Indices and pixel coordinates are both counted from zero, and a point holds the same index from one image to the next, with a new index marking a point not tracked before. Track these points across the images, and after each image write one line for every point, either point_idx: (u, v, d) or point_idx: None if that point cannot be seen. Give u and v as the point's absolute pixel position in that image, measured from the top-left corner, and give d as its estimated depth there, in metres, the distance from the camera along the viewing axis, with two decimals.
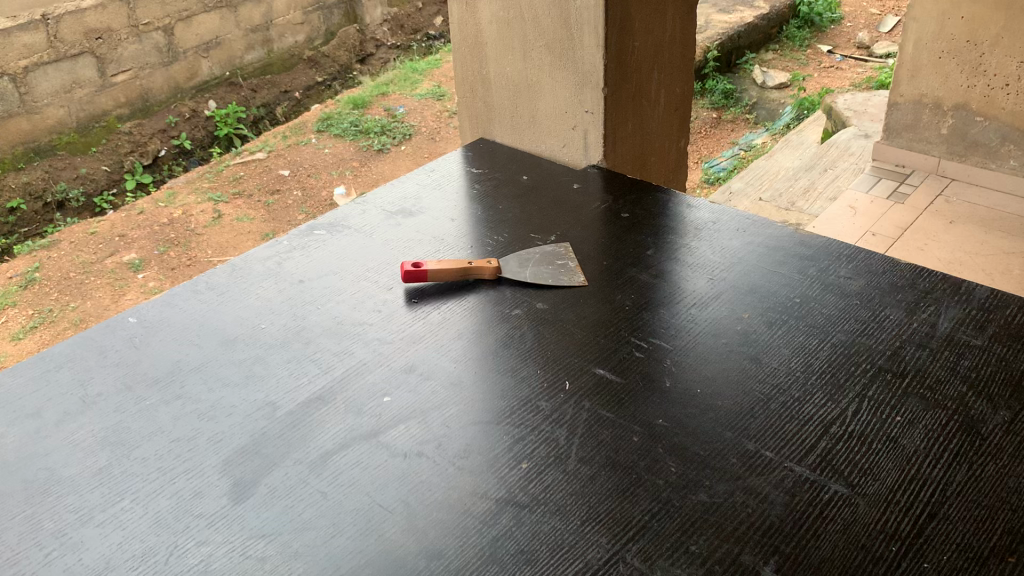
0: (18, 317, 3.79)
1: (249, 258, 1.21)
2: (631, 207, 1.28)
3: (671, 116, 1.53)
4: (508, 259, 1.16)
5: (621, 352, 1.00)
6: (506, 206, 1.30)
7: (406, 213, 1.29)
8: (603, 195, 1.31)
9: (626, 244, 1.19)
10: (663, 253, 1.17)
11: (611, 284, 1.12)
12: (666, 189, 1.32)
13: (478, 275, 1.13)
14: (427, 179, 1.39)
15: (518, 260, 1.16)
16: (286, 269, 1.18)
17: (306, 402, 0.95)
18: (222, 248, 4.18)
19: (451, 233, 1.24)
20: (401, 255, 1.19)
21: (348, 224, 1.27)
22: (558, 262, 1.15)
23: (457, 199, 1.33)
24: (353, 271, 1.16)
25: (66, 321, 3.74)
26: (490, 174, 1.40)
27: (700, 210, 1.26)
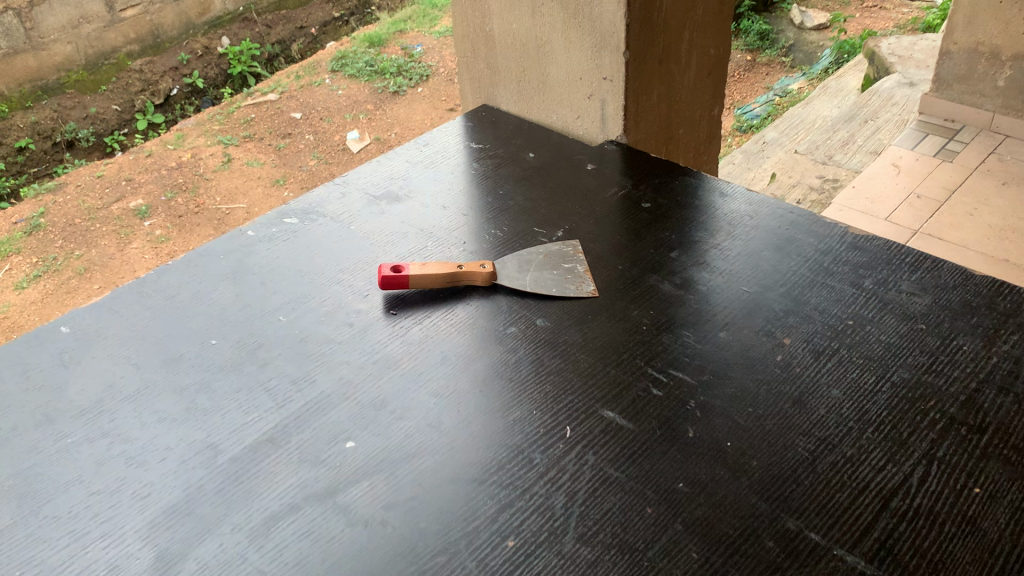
0: (23, 265, 3.67)
1: (207, 251, 1.04)
2: (653, 195, 1.09)
3: (704, 81, 1.33)
4: (504, 262, 0.98)
5: (634, 387, 0.83)
6: (508, 192, 1.12)
7: (392, 199, 1.12)
8: (621, 178, 1.13)
9: (646, 244, 1.01)
10: (688, 255, 0.99)
11: (627, 294, 0.94)
12: (695, 173, 1.13)
13: (464, 281, 0.96)
14: (420, 155, 1.21)
15: (518, 262, 0.98)
16: (248, 267, 1.01)
17: (254, 446, 0.79)
18: (231, 194, 4.02)
19: (442, 225, 1.07)
20: (382, 253, 1.02)
21: (325, 210, 1.10)
22: (566, 267, 0.97)
23: (451, 182, 1.15)
24: (325, 272, 0.99)
25: (70, 270, 3.60)
26: (492, 151, 1.21)
27: (734, 201, 1.07)
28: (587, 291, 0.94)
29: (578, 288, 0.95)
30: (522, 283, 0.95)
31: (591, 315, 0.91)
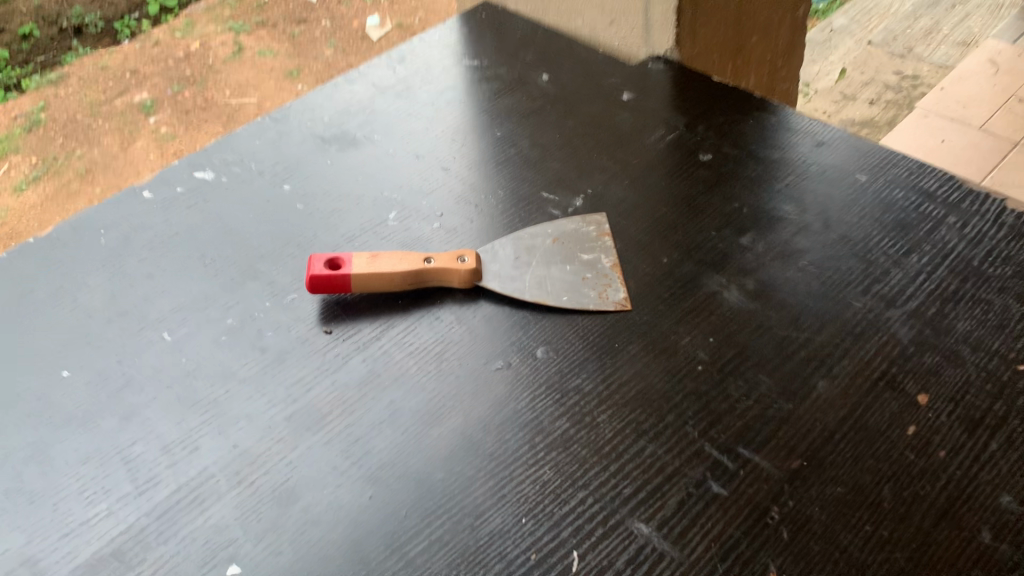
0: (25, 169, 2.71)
1: (83, 225, 0.75)
2: (715, 142, 0.76)
3: None
4: (493, 250, 0.67)
5: (681, 480, 0.53)
6: (508, 135, 0.80)
7: (346, 145, 0.80)
8: (669, 115, 0.79)
9: (704, 223, 0.69)
10: (766, 242, 0.67)
11: (675, 306, 0.63)
12: (775, 110, 0.79)
13: (432, 282, 0.65)
14: (392, 79, 0.88)
15: (517, 251, 0.67)
16: (134, 252, 0.72)
17: (90, 568, 0.52)
18: None
19: (411, 188, 0.75)
20: (322, 233, 0.71)
21: (252, 162, 0.79)
22: (586, 260, 0.66)
23: (431, 117, 0.83)
24: (239, 262, 0.70)
25: None
26: (491, 72, 0.88)
27: (832, 155, 0.74)
28: (615, 303, 0.63)
29: (601, 298, 0.63)
30: (519, 289, 0.64)
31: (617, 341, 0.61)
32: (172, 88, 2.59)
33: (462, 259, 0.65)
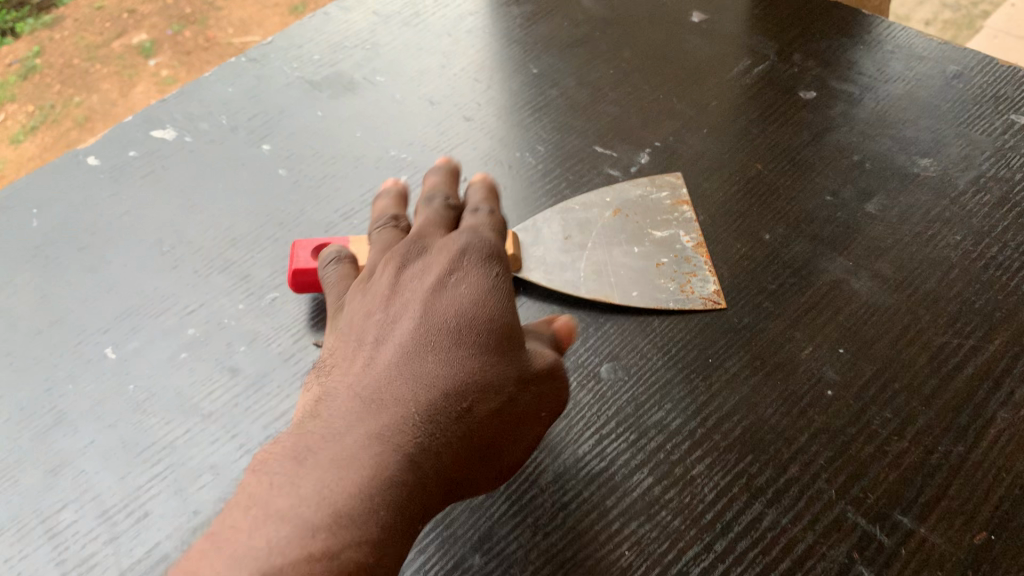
0: None
1: (11, 202, 0.58)
2: (817, 75, 0.59)
3: None
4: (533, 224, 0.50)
5: (818, 566, 0.37)
6: (547, 73, 0.62)
7: (340, 91, 0.63)
8: (753, 42, 0.62)
9: (815, 185, 0.52)
10: (902, 208, 0.50)
11: (784, 305, 0.46)
12: (891, 29, 0.61)
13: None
14: (398, 4, 0.70)
15: (568, 227, 0.49)
16: (72, 238, 0.56)
17: None
18: None
19: (425, 144, 0.59)
20: (311, 208, 0.55)
21: (222, 116, 0.62)
22: (659, 238, 0.49)
23: (447, 53, 0.65)
24: (204, 249, 0.54)
25: None
26: None
27: (974, 87, 0.56)
28: (701, 300, 0.46)
29: (683, 296, 0.46)
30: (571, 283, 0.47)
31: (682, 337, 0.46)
32: (168, 29, 1.52)
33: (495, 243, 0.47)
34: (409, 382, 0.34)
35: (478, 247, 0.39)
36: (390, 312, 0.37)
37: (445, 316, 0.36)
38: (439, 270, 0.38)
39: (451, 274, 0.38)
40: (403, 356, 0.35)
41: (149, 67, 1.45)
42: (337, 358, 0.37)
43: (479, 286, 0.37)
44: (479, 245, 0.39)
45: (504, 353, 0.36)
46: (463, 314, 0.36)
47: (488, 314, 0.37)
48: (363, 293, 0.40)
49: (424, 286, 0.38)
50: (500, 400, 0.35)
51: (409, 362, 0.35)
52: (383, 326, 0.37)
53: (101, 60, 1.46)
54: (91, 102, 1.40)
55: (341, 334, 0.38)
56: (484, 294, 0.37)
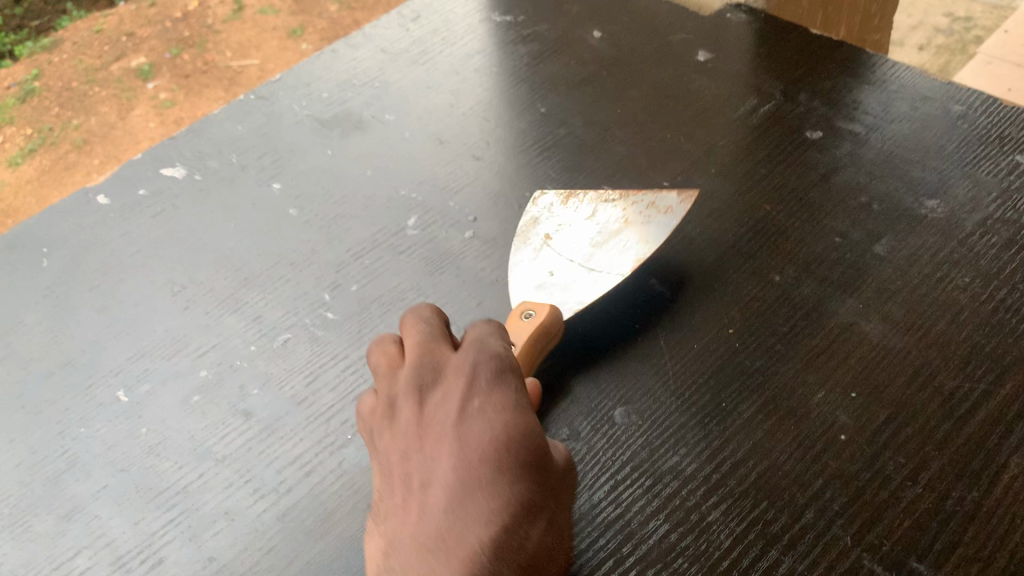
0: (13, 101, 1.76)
1: (21, 243, 0.59)
2: (824, 114, 0.59)
3: None
4: (524, 288, 0.49)
5: None
6: (554, 112, 0.63)
7: (350, 129, 0.64)
8: (759, 82, 0.62)
9: (824, 225, 0.52)
10: (911, 248, 0.50)
11: (797, 347, 0.46)
12: (894, 68, 0.62)
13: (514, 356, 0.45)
14: (406, 42, 0.71)
15: (544, 252, 0.50)
16: (83, 279, 0.56)
17: None
18: None
19: (435, 183, 0.59)
20: (321, 247, 0.56)
21: (232, 154, 0.63)
22: (593, 218, 0.51)
23: (454, 91, 0.66)
24: (215, 291, 0.54)
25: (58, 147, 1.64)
26: (529, 29, 0.70)
27: (978, 128, 0.57)
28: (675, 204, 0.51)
29: (664, 216, 0.51)
30: (586, 279, 0.49)
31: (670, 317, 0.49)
32: (166, 52, 1.50)
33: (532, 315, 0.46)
34: (465, 530, 0.31)
35: (488, 357, 0.35)
36: (422, 443, 0.34)
37: (482, 447, 0.32)
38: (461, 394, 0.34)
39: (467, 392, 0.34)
40: (453, 496, 0.31)
41: (147, 90, 1.43)
42: (388, 504, 0.33)
43: (505, 405, 0.34)
44: (492, 356, 0.35)
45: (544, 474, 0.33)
46: (502, 439, 0.32)
47: (526, 436, 0.33)
48: (385, 423, 0.35)
49: (448, 415, 0.34)
50: (545, 519, 0.33)
51: (462, 501, 0.31)
52: (423, 463, 0.33)
53: (99, 82, 1.44)
54: (89, 125, 1.38)
55: (382, 475, 0.34)
56: (514, 414, 0.33)
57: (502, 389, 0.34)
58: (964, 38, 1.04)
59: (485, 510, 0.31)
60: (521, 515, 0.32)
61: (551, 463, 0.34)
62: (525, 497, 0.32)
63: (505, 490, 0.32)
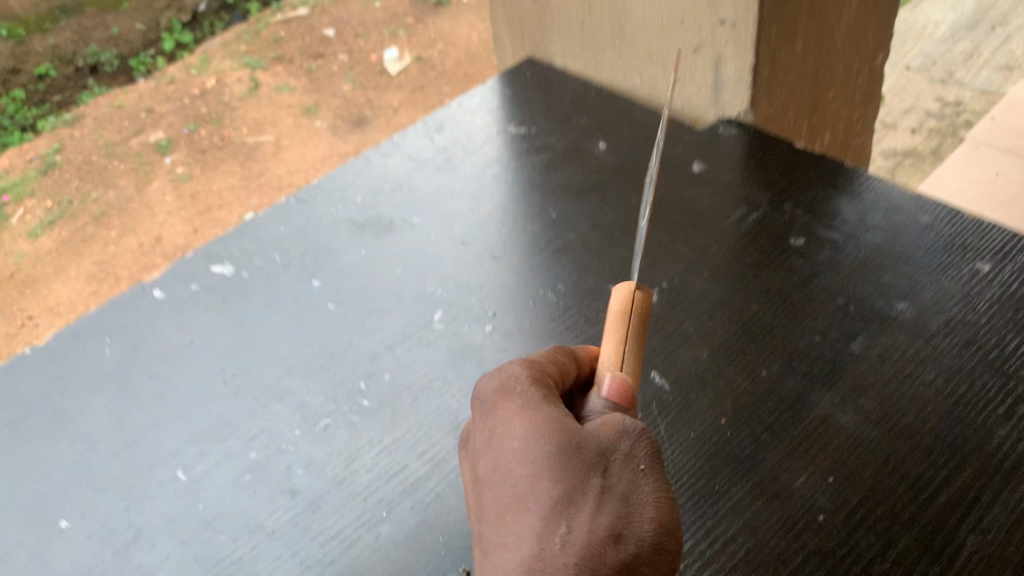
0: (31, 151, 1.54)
1: (86, 333, 0.65)
2: (806, 223, 0.66)
3: (872, 13, 0.82)
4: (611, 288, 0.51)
5: None
6: (565, 217, 0.70)
7: (381, 231, 0.71)
8: (749, 192, 0.70)
9: (805, 325, 0.59)
10: (882, 347, 0.57)
11: (780, 435, 0.53)
12: (870, 180, 0.69)
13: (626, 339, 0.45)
14: (431, 151, 0.79)
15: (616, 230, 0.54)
16: (143, 366, 0.62)
17: None
18: None
19: (459, 282, 0.66)
20: (357, 339, 0.62)
21: (276, 253, 0.70)
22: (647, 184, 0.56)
23: (475, 196, 0.73)
24: (262, 378, 0.60)
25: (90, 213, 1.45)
26: (541, 140, 0.78)
27: (943, 236, 0.64)
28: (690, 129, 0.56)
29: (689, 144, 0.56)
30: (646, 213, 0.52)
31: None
32: (185, 127, 1.66)
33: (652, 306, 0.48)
34: (513, 530, 0.37)
35: (502, 384, 0.42)
36: (477, 475, 0.41)
37: (511, 458, 0.39)
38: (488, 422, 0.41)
39: (492, 434, 0.41)
40: (500, 508, 0.38)
41: (164, 164, 1.58)
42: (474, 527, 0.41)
43: (522, 415, 0.40)
44: (506, 382, 0.42)
45: (578, 455, 0.38)
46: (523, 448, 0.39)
47: (544, 436, 0.39)
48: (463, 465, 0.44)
49: (485, 442, 0.41)
50: (596, 490, 0.38)
51: (506, 511, 0.38)
52: (480, 486, 0.41)
53: (119, 155, 1.57)
54: (107, 199, 1.49)
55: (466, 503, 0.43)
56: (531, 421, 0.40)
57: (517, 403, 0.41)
58: (956, 122, 1.19)
59: (515, 532, 0.37)
60: (557, 498, 0.37)
61: (592, 439, 0.39)
62: (550, 491, 0.37)
63: (527, 509, 0.37)
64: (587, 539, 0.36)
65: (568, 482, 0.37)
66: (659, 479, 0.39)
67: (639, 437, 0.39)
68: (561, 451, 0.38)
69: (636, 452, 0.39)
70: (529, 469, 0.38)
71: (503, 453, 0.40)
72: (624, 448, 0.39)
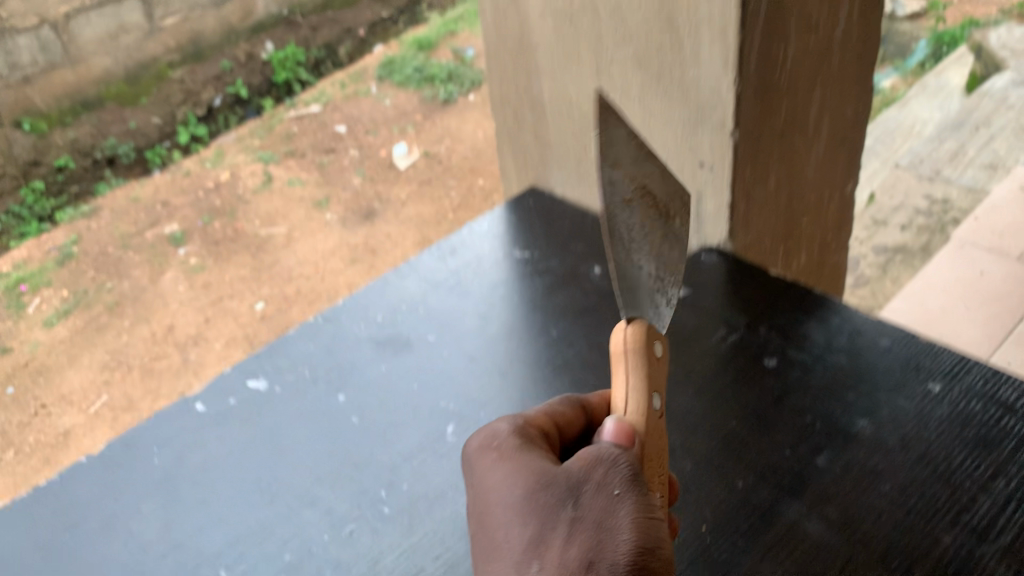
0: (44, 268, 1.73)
1: (135, 442, 0.73)
2: (779, 345, 0.74)
3: (840, 150, 0.92)
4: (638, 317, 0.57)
5: None
6: (564, 337, 0.78)
7: (399, 349, 0.79)
8: (729, 315, 0.78)
9: (777, 440, 0.66)
10: (845, 461, 0.64)
11: (754, 540, 0.60)
12: (837, 306, 0.78)
13: (626, 380, 0.53)
14: (444, 274, 0.88)
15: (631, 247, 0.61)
16: (187, 473, 0.70)
17: None
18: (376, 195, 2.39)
19: (470, 397, 0.73)
20: (379, 450, 0.70)
21: (305, 369, 0.78)
22: None
23: (484, 317, 0.82)
24: (294, 486, 0.68)
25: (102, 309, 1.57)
26: (543, 264, 0.87)
27: (901, 359, 0.72)
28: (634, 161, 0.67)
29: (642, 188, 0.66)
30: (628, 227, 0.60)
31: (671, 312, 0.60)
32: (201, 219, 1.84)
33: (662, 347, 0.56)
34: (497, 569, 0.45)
35: (489, 446, 0.51)
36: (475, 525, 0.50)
37: (495, 508, 0.48)
38: (478, 483, 0.50)
39: (482, 487, 0.50)
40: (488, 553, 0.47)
41: (178, 256, 1.76)
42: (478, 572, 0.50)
43: (501, 473, 0.49)
44: (492, 445, 0.51)
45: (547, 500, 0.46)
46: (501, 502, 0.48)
47: (517, 488, 0.47)
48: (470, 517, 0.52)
49: (478, 498, 0.50)
50: (564, 523, 0.45)
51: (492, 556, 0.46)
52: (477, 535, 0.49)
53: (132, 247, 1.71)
54: (119, 288, 1.61)
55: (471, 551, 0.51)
56: (507, 478, 0.48)
57: (498, 464, 0.50)
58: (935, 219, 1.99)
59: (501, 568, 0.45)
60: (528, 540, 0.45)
61: (561, 479, 0.47)
62: (523, 534, 0.45)
63: (510, 548, 0.45)
64: (557, 565, 0.43)
65: (541, 524, 0.45)
66: (630, 498, 0.45)
67: (607, 467, 0.46)
68: (530, 496, 0.47)
69: (605, 481, 0.46)
70: (508, 518, 0.47)
71: (487, 507, 0.48)
72: (596, 478, 0.46)
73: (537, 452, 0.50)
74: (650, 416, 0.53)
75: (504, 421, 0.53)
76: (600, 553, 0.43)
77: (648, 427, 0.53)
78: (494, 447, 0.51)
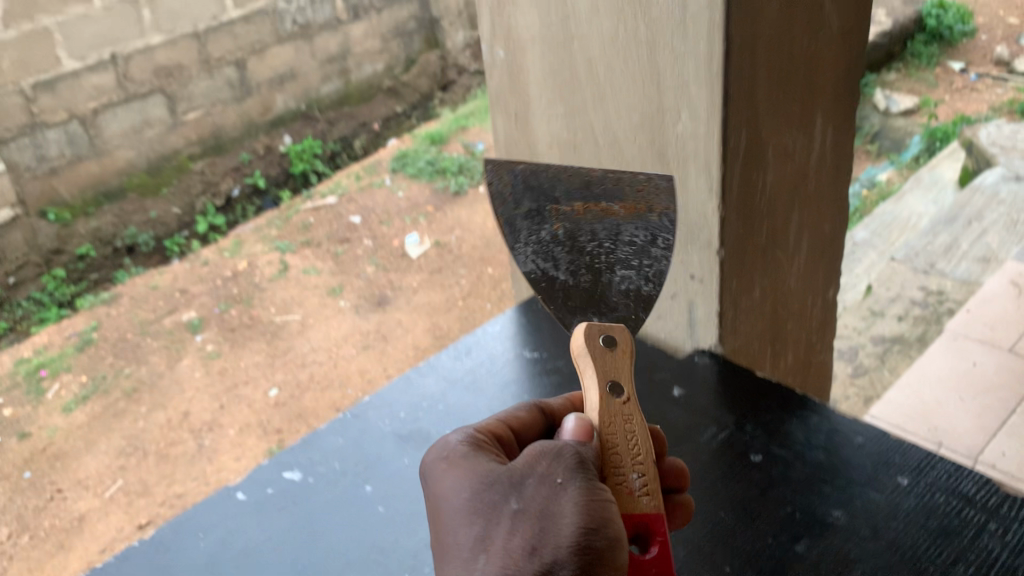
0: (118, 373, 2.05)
1: (183, 528, 0.81)
2: (763, 441, 0.83)
3: (819, 261, 1.02)
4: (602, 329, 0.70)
5: None
6: None
7: (421, 442, 0.87)
8: (718, 412, 0.87)
9: (760, 528, 0.74)
10: (822, 548, 0.71)
11: None
12: (816, 405, 0.86)
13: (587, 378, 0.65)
14: (461, 373, 0.96)
15: None
16: (231, 557, 0.77)
17: None
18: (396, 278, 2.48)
19: None
20: (403, 536, 0.77)
21: (335, 462, 0.86)
22: None
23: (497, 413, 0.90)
24: (327, 568, 0.75)
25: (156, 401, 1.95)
26: (551, 363, 0.96)
27: (873, 454, 0.79)
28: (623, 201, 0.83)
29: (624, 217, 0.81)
30: None
31: (625, 266, 0.75)
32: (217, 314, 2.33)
33: (609, 339, 0.67)
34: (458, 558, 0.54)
35: (440, 457, 0.60)
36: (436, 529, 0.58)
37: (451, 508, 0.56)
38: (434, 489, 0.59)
39: (435, 492, 0.58)
40: (449, 546, 0.55)
41: (195, 345, 2.22)
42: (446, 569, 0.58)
43: (453, 477, 0.58)
44: (443, 456, 0.60)
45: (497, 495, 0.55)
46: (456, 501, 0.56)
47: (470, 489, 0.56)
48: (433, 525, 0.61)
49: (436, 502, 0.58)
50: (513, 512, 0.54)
51: (452, 547, 0.55)
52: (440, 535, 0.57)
53: None
54: (139, 376, 2.08)
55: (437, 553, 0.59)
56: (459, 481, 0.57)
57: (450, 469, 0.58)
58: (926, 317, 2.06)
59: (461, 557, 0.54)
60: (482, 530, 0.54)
61: (508, 476, 0.56)
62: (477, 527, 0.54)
63: (467, 539, 0.54)
64: (508, 548, 0.52)
65: (493, 517, 0.54)
66: (572, 487, 0.54)
67: (551, 462, 0.55)
68: (477, 495, 0.56)
69: (550, 474, 0.55)
70: (463, 515, 0.55)
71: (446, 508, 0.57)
72: (540, 472, 0.55)
73: (482, 458, 0.59)
74: (609, 404, 0.63)
75: (454, 434, 0.62)
76: (544, 538, 0.52)
77: (610, 414, 0.63)
78: (445, 457, 0.60)
